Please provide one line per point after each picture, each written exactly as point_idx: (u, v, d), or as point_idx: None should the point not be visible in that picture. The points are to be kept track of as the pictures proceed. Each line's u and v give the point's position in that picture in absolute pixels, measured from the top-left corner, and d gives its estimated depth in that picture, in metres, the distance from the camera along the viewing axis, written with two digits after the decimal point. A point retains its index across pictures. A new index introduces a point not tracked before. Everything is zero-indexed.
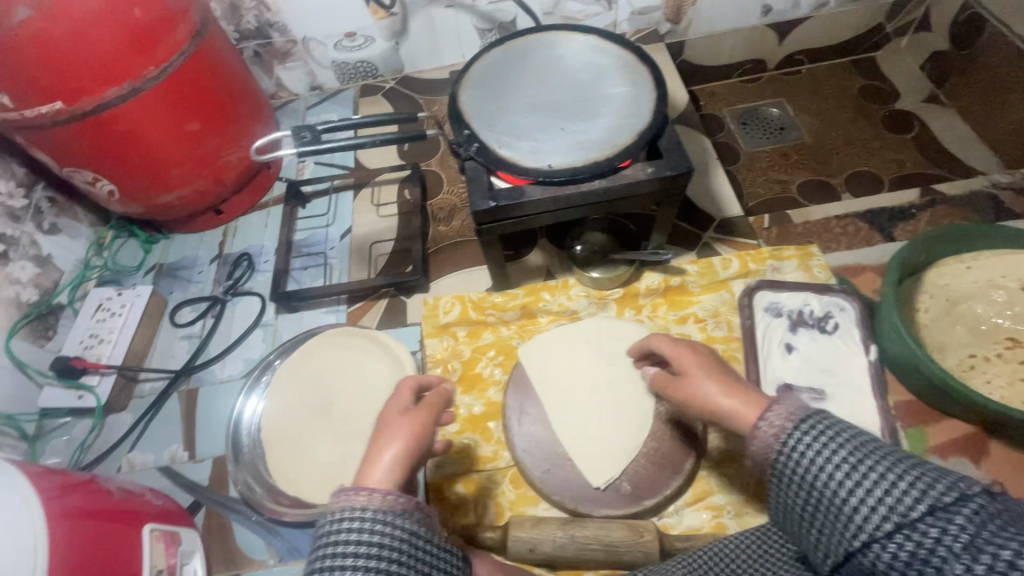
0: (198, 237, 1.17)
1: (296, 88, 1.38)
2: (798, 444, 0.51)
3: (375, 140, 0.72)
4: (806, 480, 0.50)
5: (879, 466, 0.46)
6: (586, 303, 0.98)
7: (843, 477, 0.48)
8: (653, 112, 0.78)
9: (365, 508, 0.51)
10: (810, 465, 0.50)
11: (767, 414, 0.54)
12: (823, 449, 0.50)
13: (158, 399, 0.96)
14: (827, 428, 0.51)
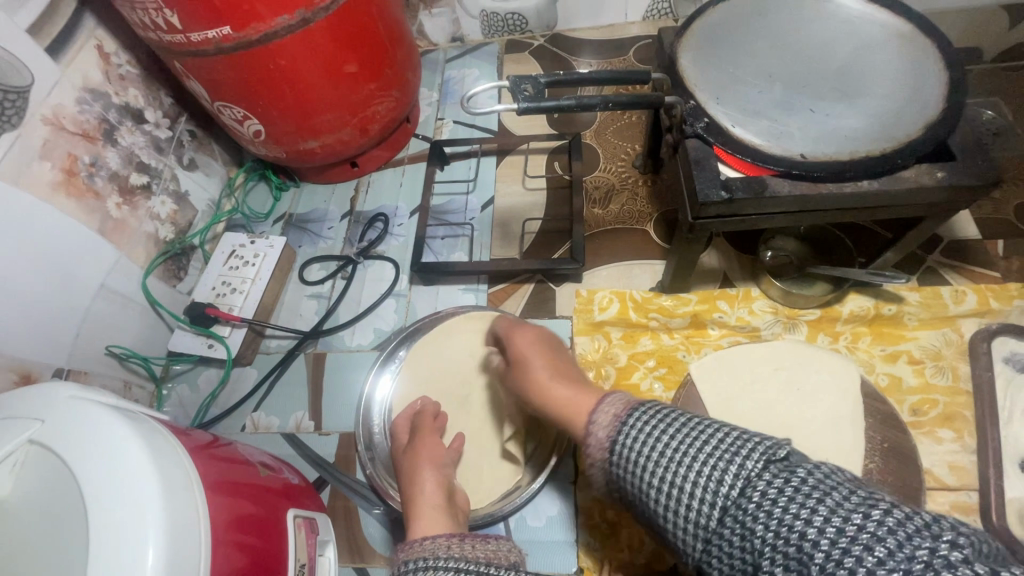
0: (329, 190, 1.10)
1: (436, 38, 1.27)
2: (625, 438, 0.48)
3: (603, 103, 0.59)
4: (640, 484, 0.46)
5: (719, 456, 0.42)
6: (772, 321, 0.83)
7: (680, 481, 0.43)
8: (944, 100, 0.60)
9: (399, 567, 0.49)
10: (640, 461, 0.46)
11: (599, 410, 0.53)
12: (655, 441, 0.46)
13: (284, 359, 0.91)
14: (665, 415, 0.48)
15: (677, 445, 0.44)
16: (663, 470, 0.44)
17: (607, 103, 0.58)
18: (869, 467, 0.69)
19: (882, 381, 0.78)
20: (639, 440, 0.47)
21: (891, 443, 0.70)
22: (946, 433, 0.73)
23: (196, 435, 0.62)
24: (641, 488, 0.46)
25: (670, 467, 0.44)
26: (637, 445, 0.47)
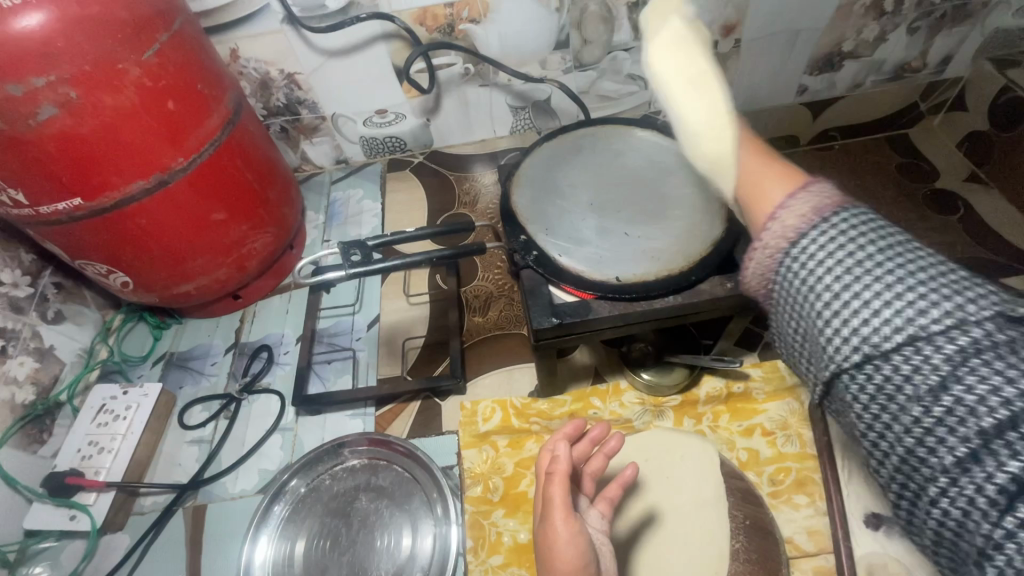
0: (214, 322, 1.09)
1: (321, 162, 1.34)
2: (811, 238, 0.40)
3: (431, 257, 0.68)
4: (796, 288, 0.40)
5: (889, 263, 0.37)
6: (641, 411, 0.88)
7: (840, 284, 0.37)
8: (728, 219, 0.72)
9: None
10: (813, 269, 0.39)
11: (784, 205, 0.43)
12: (834, 254, 0.38)
13: (160, 517, 0.86)
14: (857, 219, 0.39)
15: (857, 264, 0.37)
16: (830, 275, 0.38)
17: (432, 258, 0.67)
18: (736, 547, 0.74)
19: (742, 456, 0.84)
20: (820, 246, 0.39)
21: (753, 520, 0.76)
22: (801, 499, 0.80)
23: None
24: (801, 268, 0.40)
25: (842, 272, 0.38)
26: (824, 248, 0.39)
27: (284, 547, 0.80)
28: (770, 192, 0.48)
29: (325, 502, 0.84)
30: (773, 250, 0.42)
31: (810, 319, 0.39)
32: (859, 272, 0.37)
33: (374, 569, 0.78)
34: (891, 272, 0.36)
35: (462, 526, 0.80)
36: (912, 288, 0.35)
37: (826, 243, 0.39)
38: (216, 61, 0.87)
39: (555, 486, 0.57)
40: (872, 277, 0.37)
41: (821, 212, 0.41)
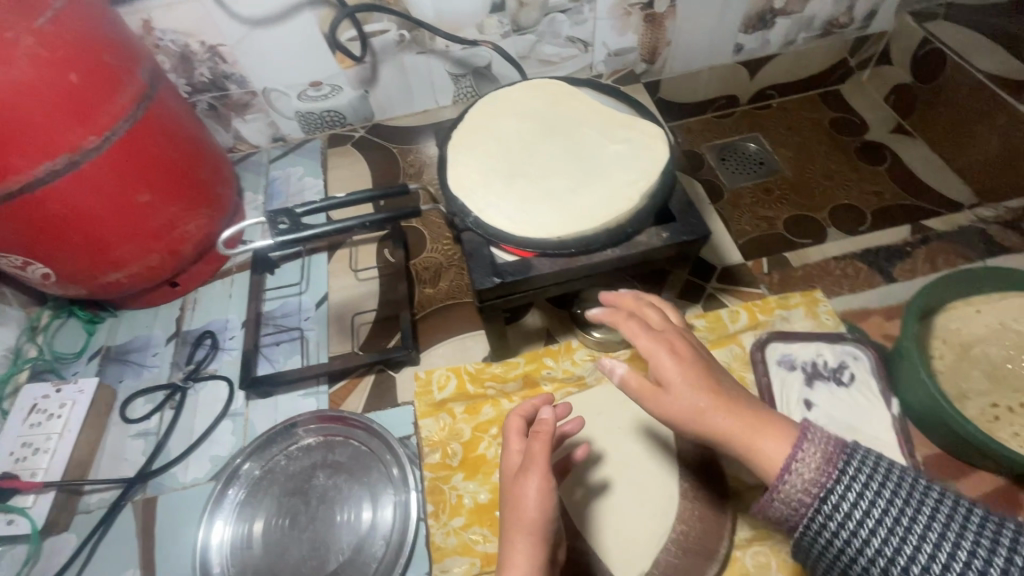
0: (152, 312, 1.04)
1: (256, 141, 1.28)
2: (835, 494, 0.49)
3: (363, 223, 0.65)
4: (839, 545, 0.49)
5: (901, 506, 0.48)
6: (593, 368, 0.90)
7: (875, 534, 0.47)
8: (663, 170, 0.73)
9: None
10: (852, 523, 0.48)
11: (796, 455, 0.51)
12: (860, 504, 0.48)
13: (108, 514, 0.83)
14: (875, 479, 0.49)
15: (881, 516, 0.47)
16: (866, 530, 0.48)
17: (364, 223, 0.65)
18: (685, 487, 0.78)
19: None
20: (836, 509, 0.49)
21: (701, 460, 0.80)
22: None
23: None
24: (860, 530, 0.48)
25: (874, 524, 0.47)
26: (851, 500, 0.48)
27: (241, 530, 0.79)
28: (769, 449, 0.53)
29: (282, 482, 0.83)
30: (801, 506, 0.50)
31: (853, 563, 0.48)
32: (877, 527, 0.47)
33: (335, 542, 0.78)
34: (901, 521, 0.47)
35: (421, 493, 0.81)
36: (924, 532, 0.46)
37: (854, 496, 0.48)
38: (125, 31, 0.82)
39: (537, 443, 0.60)
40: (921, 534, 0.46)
41: (843, 473, 0.49)
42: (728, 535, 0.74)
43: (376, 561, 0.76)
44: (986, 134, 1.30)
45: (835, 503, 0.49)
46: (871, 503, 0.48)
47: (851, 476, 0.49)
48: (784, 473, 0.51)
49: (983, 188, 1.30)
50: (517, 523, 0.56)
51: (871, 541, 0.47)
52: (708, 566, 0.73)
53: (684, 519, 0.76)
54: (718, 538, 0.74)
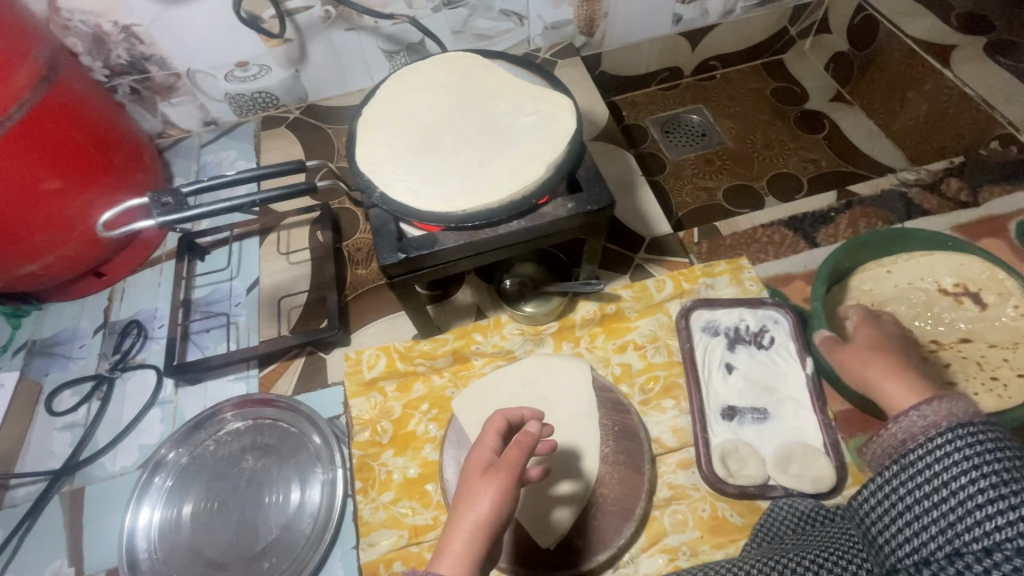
0: (78, 304, 1.02)
1: (187, 125, 1.25)
2: (950, 435, 0.48)
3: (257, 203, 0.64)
4: (927, 473, 0.48)
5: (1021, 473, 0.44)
6: (521, 341, 0.92)
7: (973, 482, 0.45)
8: (570, 141, 0.73)
9: None
10: (954, 460, 0.47)
11: (928, 403, 0.53)
12: (972, 453, 0.47)
13: (34, 506, 0.82)
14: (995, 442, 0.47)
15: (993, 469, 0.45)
16: (966, 472, 0.46)
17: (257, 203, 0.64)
18: (606, 452, 0.80)
19: (616, 371, 0.90)
20: (942, 445, 0.48)
21: (620, 426, 0.82)
22: (668, 402, 0.87)
23: None
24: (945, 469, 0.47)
25: (975, 470, 0.46)
26: (967, 448, 0.47)
27: (168, 516, 0.79)
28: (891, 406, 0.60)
29: (210, 467, 0.83)
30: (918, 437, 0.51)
31: (929, 497, 0.47)
32: (979, 474, 0.45)
33: (264, 522, 0.79)
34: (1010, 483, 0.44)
35: (350, 470, 0.82)
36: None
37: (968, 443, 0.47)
38: (19, 13, 0.80)
39: (512, 450, 0.59)
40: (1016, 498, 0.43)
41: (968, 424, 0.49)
42: (645, 495, 0.77)
43: (305, 538, 0.78)
44: (915, 99, 1.31)
45: (941, 443, 0.48)
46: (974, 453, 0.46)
47: (975, 430, 0.48)
48: (913, 411, 0.54)
49: (914, 154, 1.33)
50: (465, 520, 0.55)
51: (962, 481, 0.46)
52: (624, 525, 0.75)
53: (603, 482, 0.78)
54: (635, 499, 0.77)
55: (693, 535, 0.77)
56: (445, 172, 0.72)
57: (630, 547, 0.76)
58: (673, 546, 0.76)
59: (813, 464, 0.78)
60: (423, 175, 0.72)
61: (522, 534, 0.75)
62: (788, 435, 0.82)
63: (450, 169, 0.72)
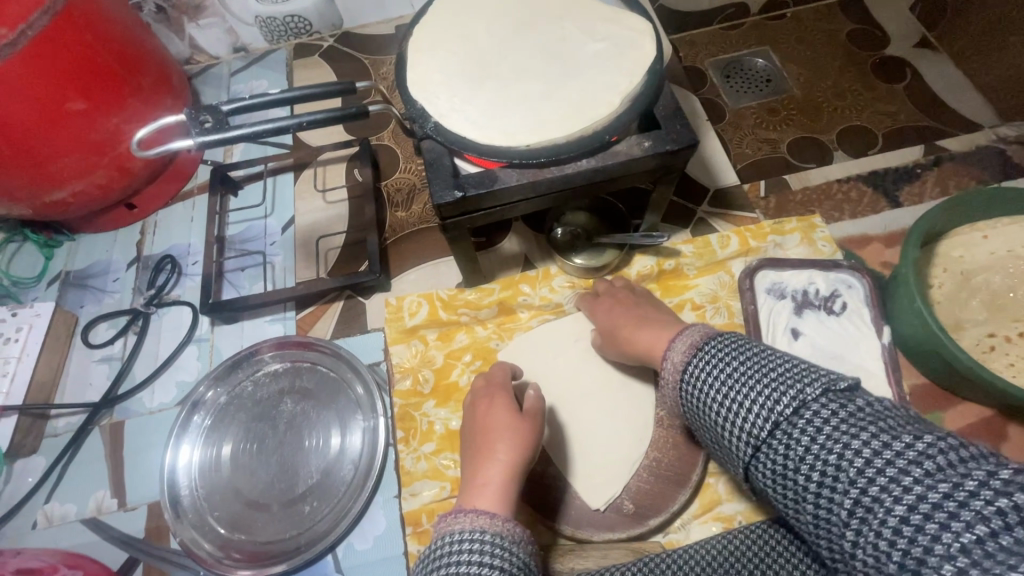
0: (109, 237, 0.98)
1: (215, 51, 1.17)
2: (694, 367, 0.52)
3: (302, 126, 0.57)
4: (699, 406, 0.51)
5: (755, 375, 0.47)
6: (572, 296, 0.86)
7: (739, 400, 0.47)
8: (649, 70, 0.64)
9: (483, 531, 0.48)
10: (707, 386, 0.50)
11: (671, 345, 0.56)
12: (713, 373, 0.50)
13: (75, 437, 0.81)
14: (716, 354, 0.51)
15: (741, 372, 0.48)
16: (727, 392, 0.48)
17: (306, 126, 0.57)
18: (661, 415, 0.75)
19: None
20: (703, 375, 0.51)
21: None
22: None
23: None
24: (701, 401, 0.51)
25: (729, 389, 0.48)
26: (709, 370, 0.51)
27: (208, 454, 0.78)
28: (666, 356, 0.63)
29: (248, 408, 0.80)
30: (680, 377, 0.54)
31: (713, 427, 0.50)
32: (732, 392, 0.48)
33: (303, 467, 0.77)
34: (750, 386, 0.47)
35: (391, 419, 0.79)
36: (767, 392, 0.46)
37: (711, 365, 0.51)
38: None
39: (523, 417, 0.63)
40: (743, 395, 0.47)
41: (700, 351, 0.52)
42: (703, 463, 0.72)
43: (345, 485, 0.76)
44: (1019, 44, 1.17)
45: (692, 371, 0.52)
46: (709, 375, 0.50)
47: (707, 349, 0.52)
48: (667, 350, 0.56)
49: (1006, 108, 1.15)
50: (488, 478, 0.56)
51: (721, 403, 0.48)
52: (679, 491, 0.71)
53: (657, 446, 0.74)
54: (691, 465, 0.72)
55: (748, 505, 0.73)
56: (506, 100, 0.64)
57: (682, 513, 0.73)
58: (728, 515, 0.73)
59: None
60: (482, 101, 0.64)
61: (570, 493, 0.72)
62: None
63: (513, 97, 0.64)
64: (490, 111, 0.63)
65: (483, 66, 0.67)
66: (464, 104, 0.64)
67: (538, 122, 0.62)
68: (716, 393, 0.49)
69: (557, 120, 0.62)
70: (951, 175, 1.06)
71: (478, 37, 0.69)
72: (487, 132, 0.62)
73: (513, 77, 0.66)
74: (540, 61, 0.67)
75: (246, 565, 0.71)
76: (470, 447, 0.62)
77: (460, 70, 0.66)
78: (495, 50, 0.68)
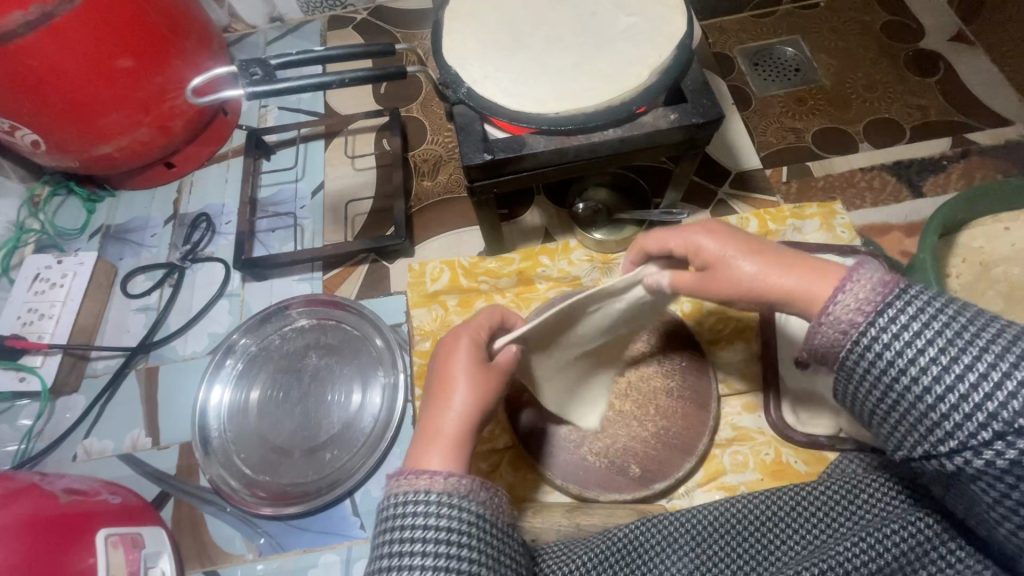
0: (148, 194, 1.03)
1: (253, 20, 1.21)
2: (888, 323, 0.39)
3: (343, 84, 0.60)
4: (889, 373, 0.39)
5: (999, 348, 0.36)
6: (589, 269, 0.87)
7: (978, 377, 0.36)
8: (678, 44, 0.65)
9: (429, 491, 0.43)
10: (918, 351, 0.38)
11: (841, 290, 0.42)
12: (921, 333, 0.38)
13: (113, 379, 0.86)
14: (937, 307, 0.39)
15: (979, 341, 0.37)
16: (952, 363, 0.37)
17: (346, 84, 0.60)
18: (670, 386, 0.78)
19: (686, 308, 0.86)
20: (905, 336, 0.39)
21: (689, 362, 0.79)
22: (739, 344, 0.83)
23: (19, 479, 0.64)
24: (899, 370, 0.39)
25: (961, 362, 0.37)
26: (919, 333, 0.38)
27: (236, 398, 0.82)
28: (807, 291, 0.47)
29: (276, 359, 0.84)
30: (853, 330, 0.41)
31: (910, 401, 0.39)
32: (964, 364, 0.37)
33: (326, 417, 0.81)
34: (999, 361, 0.36)
35: (410, 376, 0.83)
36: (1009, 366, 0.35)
37: (919, 324, 0.39)
38: None
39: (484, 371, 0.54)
40: (983, 372, 0.36)
41: (893, 303, 0.40)
42: (709, 433, 0.74)
43: (364, 437, 0.79)
44: None
45: (888, 327, 0.39)
46: (922, 328, 0.38)
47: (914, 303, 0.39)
48: (834, 294, 0.42)
49: None
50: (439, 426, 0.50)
51: (942, 377, 0.37)
52: (684, 459, 0.73)
53: (667, 415, 0.76)
54: (698, 435, 0.75)
55: (751, 477, 0.75)
56: (537, 70, 0.66)
57: (687, 480, 0.76)
58: (731, 485, 0.75)
59: None
60: (515, 69, 0.66)
61: (579, 456, 0.75)
62: None
63: (544, 67, 0.66)
64: (521, 79, 0.65)
65: (516, 37, 0.69)
66: (496, 72, 0.66)
67: (567, 91, 0.64)
68: (931, 364, 0.38)
69: (586, 90, 0.64)
70: (976, 170, 1.06)
71: (512, 8, 0.71)
72: (516, 99, 0.64)
73: (545, 48, 0.67)
74: (572, 32, 0.68)
75: (269, 503, 0.76)
76: (429, 389, 0.55)
77: (494, 39, 0.68)
78: (528, 22, 0.70)
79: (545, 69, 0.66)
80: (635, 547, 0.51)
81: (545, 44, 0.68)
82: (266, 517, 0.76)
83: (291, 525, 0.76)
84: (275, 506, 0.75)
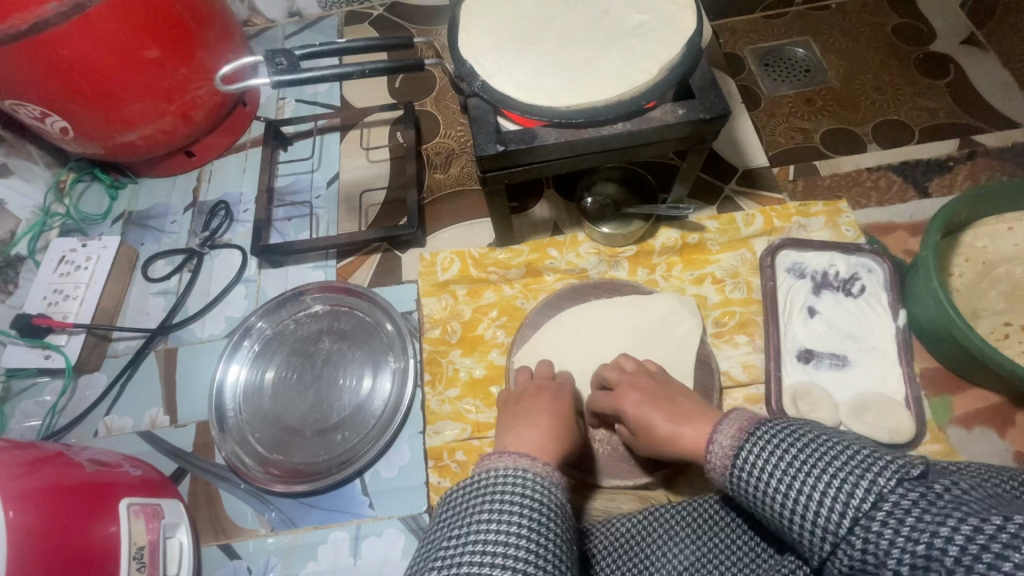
0: (169, 181, 1.06)
1: (272, 14, 1.23)
2: (747, 459, 0.46)
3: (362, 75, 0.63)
4: (758, 499, 0.45)
5: (815, 461, 0.42)
6: (597, 261, 0.90)
7: (808, 494, 0.41)
8: (688, 41, 0.67)
9: (528, 470, 0.47)
10: (767, 476, 0.44)
11: (717, 434, 0.50)
12: (771, 461, 0.44)
13: (133, 359, 0.89)
14: (777, 439, 0.45)
15: (805, 459, 0.42)
16: (788, 484, 0.42)
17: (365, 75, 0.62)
18: None
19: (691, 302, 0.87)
20: (759, 467, 0.45)
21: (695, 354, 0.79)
22: (742, 338, 0.85)
23: (46, 448, 0.67)
24: (759, 495, 0.45)
25: (795, 481, 0.42)
26: (766, 461, 0.45)
27: (252, 378, 0.85)
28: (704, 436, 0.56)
29: (290, 343, 0.87)
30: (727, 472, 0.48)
31: (783, 522, 0.43)
32: (800, 484, 0.42)
33: (337, 400, 0.83)
34: (820, 476, 0.41)
35: (420, 362, 0.85)
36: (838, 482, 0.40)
37: (768, 455, 0.45)
38: None
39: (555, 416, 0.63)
40: (810, 486, 0.41)
41: (747, 443, 0.47)
42: None
43: (375, 418, 0.82)
44: None
45: (746, 461, 0.46)
46: (771, 461, 0.44)
47: (762, 437, 0.46)
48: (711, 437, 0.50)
49: None
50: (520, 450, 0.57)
51: (787, 495, 0.42)
52: None
53: None
54: None
55: None
56: (550, 64, 0.68)
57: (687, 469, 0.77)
58: None
59: (889, 416, 0.75)
60: (528, 63, 0.68)
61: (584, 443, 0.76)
62: (868, 386, 0.78)
63: (556, 62, 0.68)
64: (534, 74, 0.67)
65: (529, 33, 0.71)
66: (509, 66, 0.68)
67: (579, 85, 0.66)
68: (776, 485, 0.43)
69: (596, 85, 0.66)
70: (982, 172, 1.07)
71: (527, 5, 0.73)
72: (528, 92, 0.66)
73: (558, 44, 0.69)
74: (584, 29, 0.70)
75: (281, 481, 0.78)
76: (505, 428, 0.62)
77: (508, 35, 0.70)
78: (542, 19, 0.72)
79: (557, 63, 0.68)
80: (634, 545, 0.54)
81: (558, 39, 0.70)
82: (280, 495, 0.79)
83: (304, 502, 0.78)
84: (286, 484, 0.77)
